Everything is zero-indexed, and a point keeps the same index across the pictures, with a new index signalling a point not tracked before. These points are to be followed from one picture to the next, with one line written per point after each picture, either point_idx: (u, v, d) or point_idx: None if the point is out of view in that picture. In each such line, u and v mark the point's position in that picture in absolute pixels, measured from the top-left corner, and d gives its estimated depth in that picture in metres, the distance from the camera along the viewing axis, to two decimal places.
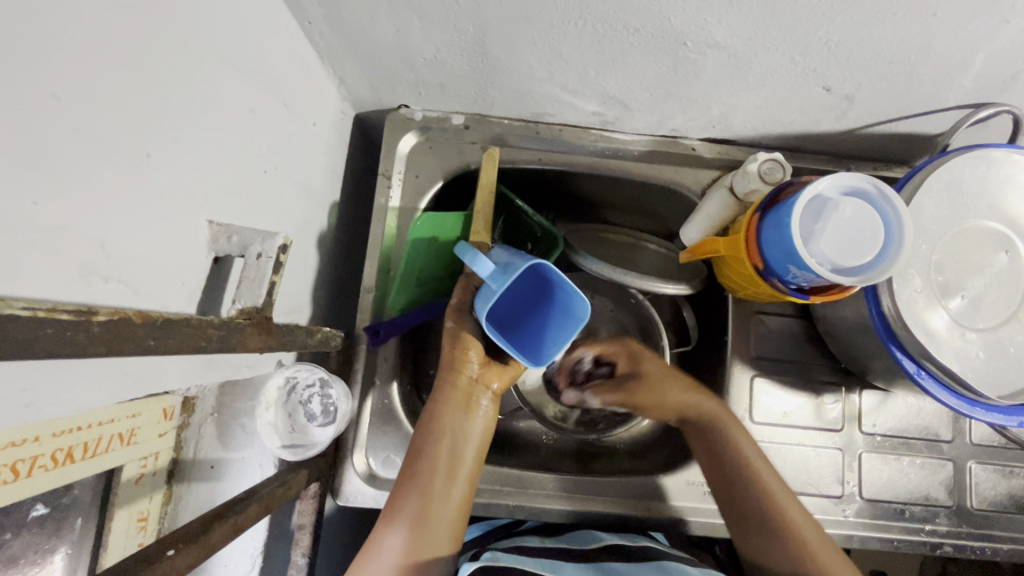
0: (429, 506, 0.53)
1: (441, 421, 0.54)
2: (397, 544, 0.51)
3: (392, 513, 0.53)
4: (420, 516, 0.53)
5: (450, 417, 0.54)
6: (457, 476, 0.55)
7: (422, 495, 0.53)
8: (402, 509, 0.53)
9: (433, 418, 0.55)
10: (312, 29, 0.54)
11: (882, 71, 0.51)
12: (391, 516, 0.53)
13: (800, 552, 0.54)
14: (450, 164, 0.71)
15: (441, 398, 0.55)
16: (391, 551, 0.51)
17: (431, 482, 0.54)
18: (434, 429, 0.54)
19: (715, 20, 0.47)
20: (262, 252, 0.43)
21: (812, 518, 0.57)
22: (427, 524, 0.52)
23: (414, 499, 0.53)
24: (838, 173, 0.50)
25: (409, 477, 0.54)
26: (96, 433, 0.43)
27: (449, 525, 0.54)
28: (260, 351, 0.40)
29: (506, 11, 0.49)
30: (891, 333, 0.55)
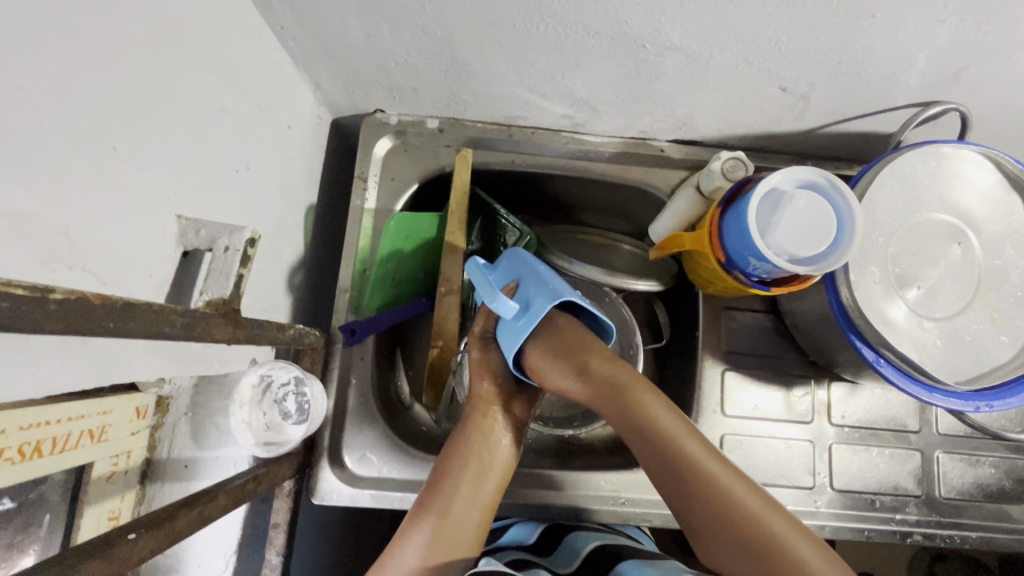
0: (451, 515, 0.53)
1: (471, 436, 0.58)
2: (413, 555, 0.51)
3: (411, 519, 0.53)
4: (441, 528, 0.52)
5: (476, 435, 0.58)
6: (484, 494, 0.55)
7: (445, 505, 0.53)
8: (421, 521, 0.53)
9: (460, 438, 0.58)
10: (285, 34, 0.56)
11: (832, 71, 0.54)
12: (411, 522, 0.53)
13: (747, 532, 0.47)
14: (425, 167, 0.72)
15: (473, 425, 0.58)
16: (409, 559, 0.51)
17: (454, 496, 0.54)
18: (463, 450, 0.57)
19: (670, 22, 0.49)
20: (229, 245, 0.44)
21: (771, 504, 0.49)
22: (448, 532, 0.52)
23: (436, 508, 0.53)
24: (790, 167, 0.52)
25: (429, 491, 0.55)
26: (66, 428, 0.43)
27: (468, 536, 0.53)
28: (227, 342, 0.41)
29: (471, 15, 0.51)
30: (850, 323, 0.57)
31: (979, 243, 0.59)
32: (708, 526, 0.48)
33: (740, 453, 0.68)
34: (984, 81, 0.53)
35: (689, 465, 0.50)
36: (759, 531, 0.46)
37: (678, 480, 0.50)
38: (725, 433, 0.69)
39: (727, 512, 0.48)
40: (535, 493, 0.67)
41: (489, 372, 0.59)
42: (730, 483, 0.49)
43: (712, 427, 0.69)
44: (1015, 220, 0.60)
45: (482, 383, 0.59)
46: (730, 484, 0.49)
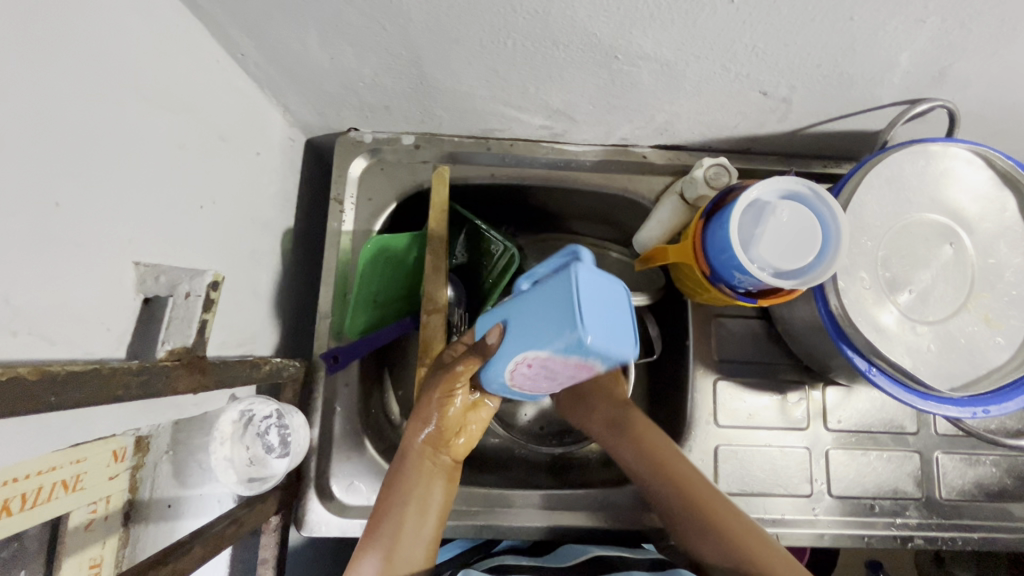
0: (398, 534, 0.52)
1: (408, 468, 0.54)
2: None
3: (362, 544, 0.52)
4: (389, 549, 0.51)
5: (423, 459, 0.54)
6: (430, 517, 0.54)
7: (393, 531, 0.52)
8: (372, 547, 0.51)
9: (403, 463, 0.55)
10: (246, 61, 0.54)
11: (813, 74, 0.52)
12: (363, 547, 0.52)
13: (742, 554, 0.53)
14: (403, 185, 0.71)
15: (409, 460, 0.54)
16: None
17: (403, 519, 0.53)
18: (405, 492, 0.53)
19: (641, 33, 0.47)
20: (191, 290, 0.44)
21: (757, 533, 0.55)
22: (397, 554, 0.52)
23: (384, 536, 0.52)
24: (771, 177, 0.51)
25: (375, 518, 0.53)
26: (37, 483, 0.39)
27: (416, 555, 0.53)
28: (193, 391, 0.40)
29: (435, 34, 0.49)
30: (840, 332, 0.56)
31: (970, 242, 0.58)
32: (697, 530, 0.57)
33: (735, 463, 0.67)
34: (973, 77, 0.51)
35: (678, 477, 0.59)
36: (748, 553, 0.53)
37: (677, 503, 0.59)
38: (719, 444, 0.68)
39: (718, 527, 0.56)
40: (525, 513, 0.66)
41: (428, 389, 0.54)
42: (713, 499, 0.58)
43: (706, 438, 0.68)
44: (1007, 218, 0.58)
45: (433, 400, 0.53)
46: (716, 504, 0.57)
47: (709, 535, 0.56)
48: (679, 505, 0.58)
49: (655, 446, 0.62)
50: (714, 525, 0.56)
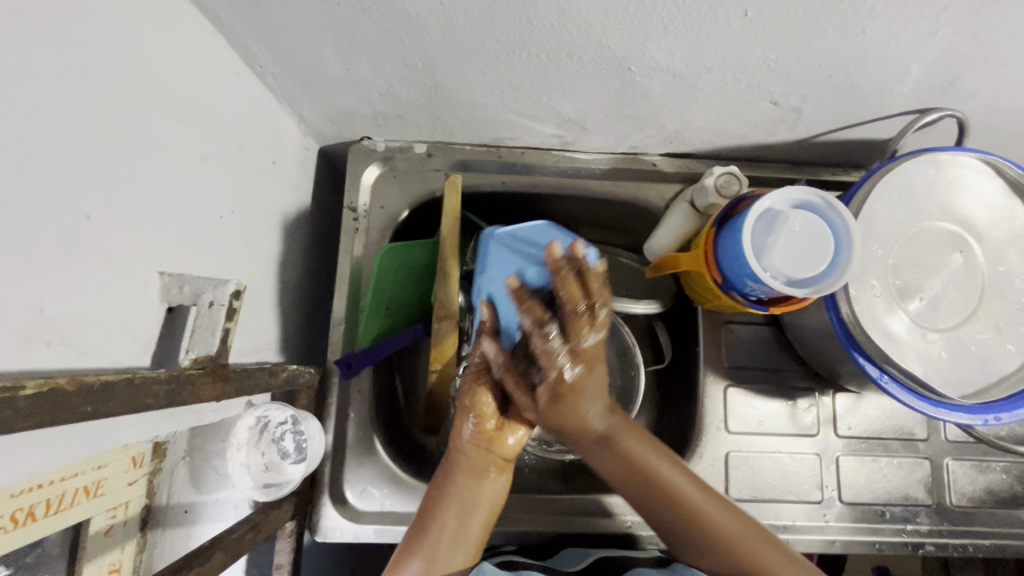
0: (445, 529, 0.53)
1: (457, 469, 0.56)
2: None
3: (406, 543, 0.53)
4: (434, 547, 0.52)
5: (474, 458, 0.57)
6: (479, 517, 0.55)
7: (440, 526, 0.53)
8: (418, 545, 0.52)
9: (452, 463, 0.57)
10: (264, 72, 0.55)
11: (824, 84, 0.53)
12: (409, 545, 0.52)
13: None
14: (415, 193, 0.72)
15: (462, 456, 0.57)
16: None
17: (448, 518, 0.54)
18: (452, 491, 0.55)
19: (655, 44, 0.48)
20: (214, 300, 0.45)
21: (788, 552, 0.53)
22: (443, 550, 0.52)
23: (430, 532, 0.53)
24: (785, 187, 0.51)
25: (423, 515, 0.54)
26: (60, 489, 0.40)
27: (464, 551, 0.53)
28: (217, 399, 0.41)
29: (451, 46, 0.50)
30: (852, 340, 0.56)
31: (980, 250, 0.58)
32: (690, 544, 0.55)
33: (746, 469, 0.68)
34: (982, 87, 0.52)
35: (679, 495, 0.55)
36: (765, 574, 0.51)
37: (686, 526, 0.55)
38: (730, 450, 0.68)
39: (717, 540, 0.54)
40: (538, 519, 0.67)
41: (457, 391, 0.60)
42: (707, 502, 0.55)
43: (716, 445, 0.68)
44: (1017, 226, 0.58)
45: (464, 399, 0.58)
46: (733, 527, 0.54)
47: (714, 555, 0.54)
48: (698, 534, 0.54)
49: (641, 454, 0.57)
50: (741, 559, 0.53)
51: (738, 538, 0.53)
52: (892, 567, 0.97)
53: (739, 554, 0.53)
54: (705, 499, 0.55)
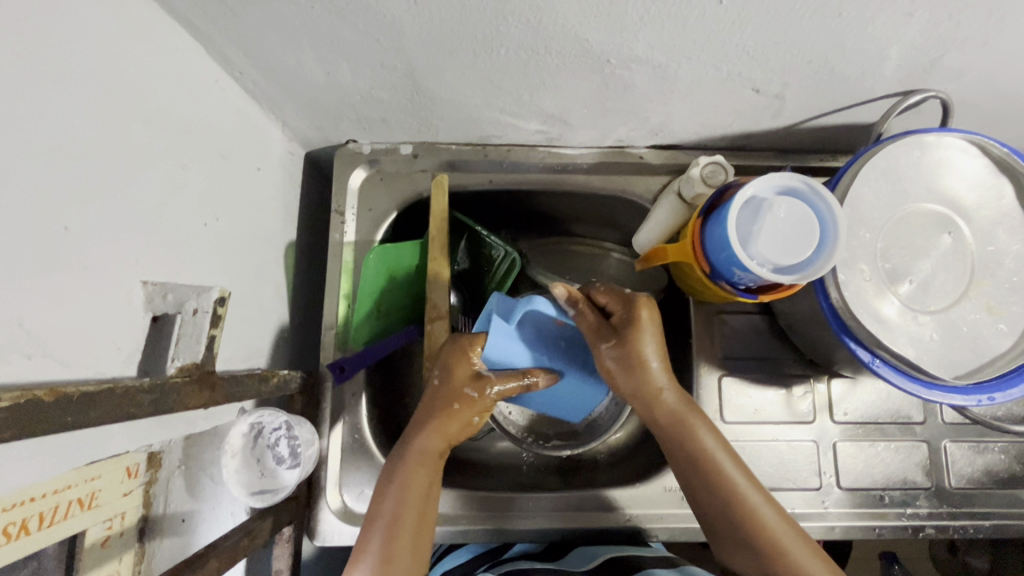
0: (400, 522, 0.53)
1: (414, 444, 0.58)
2: None
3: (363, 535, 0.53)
4: (390, 545, 0.52)
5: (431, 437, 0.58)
6: (426, 513, 0.55)
7: (393, 525, 0.53)
8: (369, 547, 0.52)
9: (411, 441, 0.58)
10: (245, 79, 0.55)
11: (804, 70, 0.53)
12: (361, 547, 0.52)
13: (770, 548, 0.52)
14: (402, 194, 0.72)
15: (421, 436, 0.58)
16: None
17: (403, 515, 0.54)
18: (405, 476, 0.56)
19: (632, 36, 0.48)
20: (198, 307, 0.43)
21: (797, 526, 0.54)
22: (398, 551, 0.52)
23: (381, 529, 0.53)
24: (768, 174, 0.51)
25: (372, 518, 0.54)
26: (53, 501, 0.40)
27: (414, 554, 0.53)
28: (205, 407, 0.41)
29: (430, 46, 0.50)
30: (842, 325, 0.56)
31: (969, 230, 0.58)
32: (736, 539, 0.54)
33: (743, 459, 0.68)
34: (963, 67, 0.52)
35: (702, 453, 0.56)
36: (776, 544, 0.52)
37: (710, 492, 0.55)
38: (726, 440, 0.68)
39: (767, 540, 0.52)
40: (537, 516, 0.67)
41: (445, 361, 0.58)
42: (750, 493, 0.55)
43: None
44: (1005, 205, 0.58)
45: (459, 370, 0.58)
46: (756, 500, 0.54)
47: (739, 538, 0.53)
48: (716, 498, 0.55)
49: (700, 434, 0.57)
50: (756, 533, 0.53)
51: (762, 514, 0.54)
52: (899, 551, 0.97)
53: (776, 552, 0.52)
54: (734, 469, 0.56)
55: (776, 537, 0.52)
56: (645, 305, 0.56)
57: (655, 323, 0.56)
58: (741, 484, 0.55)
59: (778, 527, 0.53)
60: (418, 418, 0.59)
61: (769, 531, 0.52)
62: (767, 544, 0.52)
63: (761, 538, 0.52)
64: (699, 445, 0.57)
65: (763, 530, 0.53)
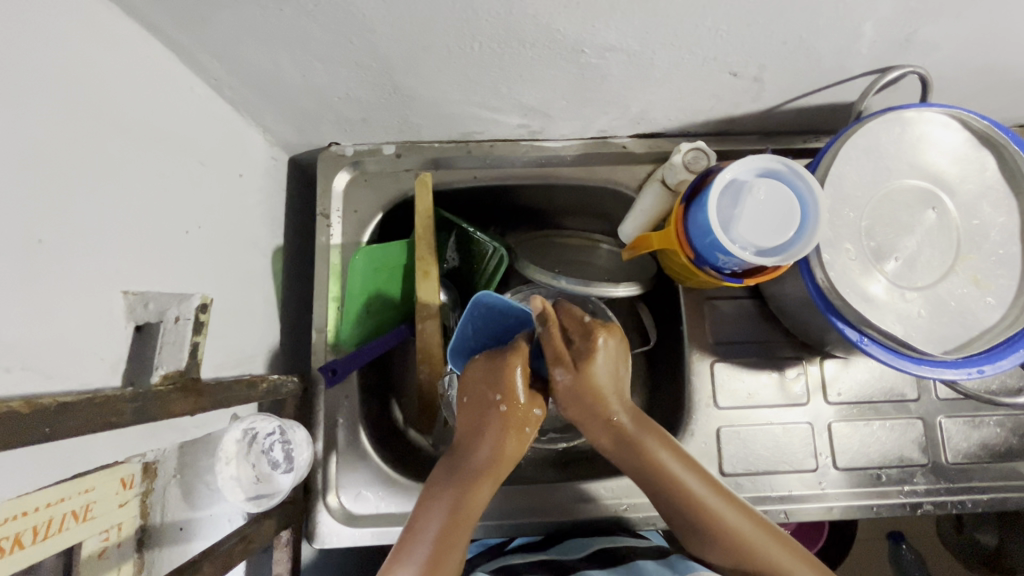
0: (454, 528, 0.50)
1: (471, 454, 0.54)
2: None
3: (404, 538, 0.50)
4: (440, 549, 0.48)
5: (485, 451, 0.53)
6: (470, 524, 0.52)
7: (450, 529, 0.50)
8: (414, 550, 0.48)
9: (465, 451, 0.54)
10: (221, 85, 0.55)
11: (780, 51, 0.52)
12: (402, 552, 0.48)
13: (736, 546, 0.53)
14: (387, 195, 0.72)
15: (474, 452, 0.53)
16: None
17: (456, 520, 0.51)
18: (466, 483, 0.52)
19: (605, 24, 0.48)
20: (179, 315, 0.45)
21: (757, 515, 0.55)
22: (446, 556, 0.48)
23: (428, 534, 0.49)
24: (747, 157, 0.51)
25: (413, 524, 0.50)
26: (48, 514, 0.40)
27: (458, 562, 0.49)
28: (192, 413, 0.41)
29: (403, 44, 0.50)
30: (829, 305, 0.56)
31: (953, 205, 0.58)
32: (700, 537, 0.55)
33: (738, 444, 0.68)
34: (940, 40, 0.52)
35: (653, 463, 0.56)
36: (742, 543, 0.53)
37: (667, 498, 0.56)
38: (721, 426, 0.68)
39: (729, 537, 0.53)
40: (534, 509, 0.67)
41: (488, 385, 0.54)
42: (704, 493, 0.55)
43: (707, 422, 0.68)
44: (988, 178, 0.58)
45: (518, 393, 0.53)
46: (713, 502, 0.55)
47: (706, 537, 0.54)
48: (675, 503, 0.56)
49: (653, 448, 0.56)
50: (714, 531, 0.54)
51: (721, 513, 0.54)
52: (906, 530, 0.97)
53: (740, 544, 0.53)
54: (689, 475, 0.56)
55: (743, 534, 0.53)
56: (603, 332, 0.56)
57: (613, 349, 0.56)
58: (697, 489, 0.55)
59: (738, 524, 0.54)
60: (470, 433, 0.54)
61: (730, 530, 0.54)
62: (740, 542, 0.53)
63: (720, 536, 0.54)
64: (651, 456, 0.56)
65: (723, 529, 0.54)
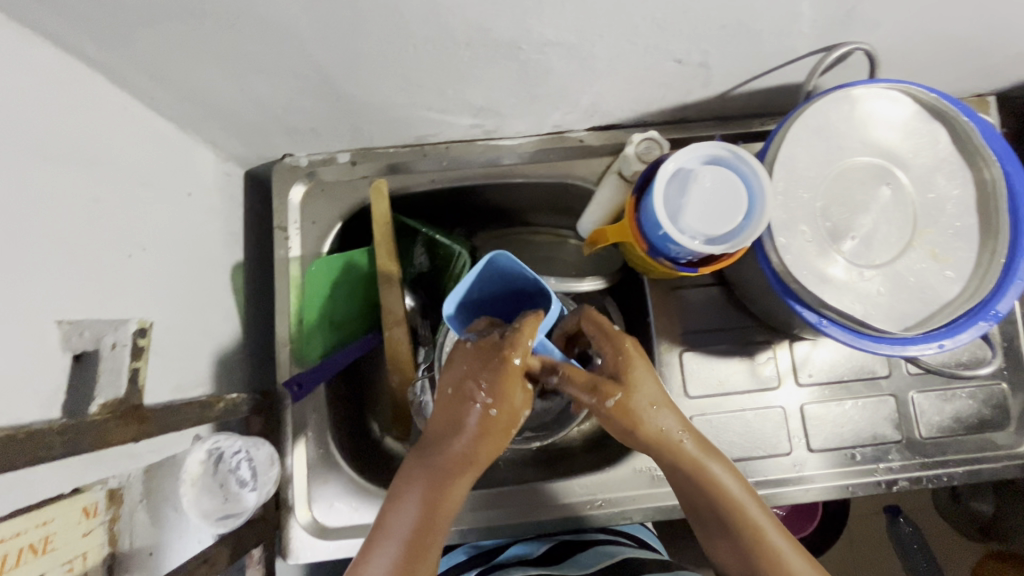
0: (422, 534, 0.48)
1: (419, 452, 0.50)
2: None
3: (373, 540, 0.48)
4: (409, 557, 0.47)
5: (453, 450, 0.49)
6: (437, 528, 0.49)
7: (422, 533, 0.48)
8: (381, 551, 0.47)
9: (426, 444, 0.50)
10: (158, 104, 0.54)
11: (721, 36, 0.52)
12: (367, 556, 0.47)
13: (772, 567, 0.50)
14: (345, 203, 0.71)
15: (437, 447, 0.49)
16: None
17: (419, 532, 0.48)
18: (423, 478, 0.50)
19: (537, 19, 0.47)
20: (116, 340, 0.45)
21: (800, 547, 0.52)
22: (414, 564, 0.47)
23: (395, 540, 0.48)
24: (692, 144, 0.50)
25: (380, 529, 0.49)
26: (7, 547, 0.39)
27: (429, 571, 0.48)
28: (137, 440, 0.41)
29: (336, 50, 0.49)
30: (786, 288, 0.55)
31: (907, 179, 0.58)
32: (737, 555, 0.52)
33: (710, 432, 0.67)
34: (880, 15, 0.51)
35: (712, 480, 0.52)
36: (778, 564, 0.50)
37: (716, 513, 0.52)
38: (692, 415, 0.68)
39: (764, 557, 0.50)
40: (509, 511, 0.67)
41: (472, 373, 0.48)
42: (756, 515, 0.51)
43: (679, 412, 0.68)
44: (941, 151, 0.58)
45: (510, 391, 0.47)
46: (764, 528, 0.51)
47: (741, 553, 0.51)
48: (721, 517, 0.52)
49: (714, 464, 0.53)
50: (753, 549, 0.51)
51: (767, 536, 0.51)
52: (902, 503, 0.97)
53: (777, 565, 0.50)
54: (744, 496, 0.52)
55: (778, 556, 0.50)
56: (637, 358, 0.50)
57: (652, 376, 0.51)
58: (751, 509, 0.52)
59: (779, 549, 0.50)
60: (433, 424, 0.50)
61: (768, 550, 0.50)
62: (772, 561, 0.50)
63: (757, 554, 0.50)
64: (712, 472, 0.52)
65: (764, 548, 0.50)
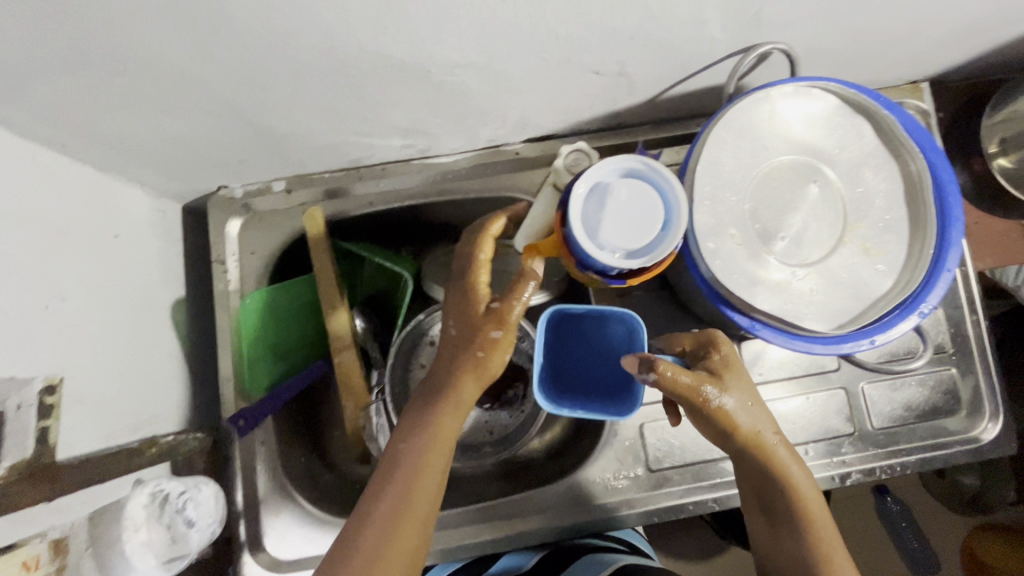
0: (396, 511, 0.49)
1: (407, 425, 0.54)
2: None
3: (354, 524, 0.50)
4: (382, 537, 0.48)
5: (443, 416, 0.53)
6: (423, 503, 0.50)
7: (387, 525, 0.49)
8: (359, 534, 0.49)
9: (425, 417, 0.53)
10: (71, 149, 0.53)
11: (632, 45, 0.51)
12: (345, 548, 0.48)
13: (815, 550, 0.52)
14: (283, 232, 0.71)
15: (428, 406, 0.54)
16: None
17: (391, 504, 0.50)
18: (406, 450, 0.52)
19: (439, 43, 0.46)
20: (21, 401, 0.46)
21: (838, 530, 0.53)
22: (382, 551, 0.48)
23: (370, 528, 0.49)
24: (605, 159, 0.50)
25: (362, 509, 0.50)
26: None
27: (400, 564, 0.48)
28: (41, 500, 0.46)
29: (242, 85, 0.48)
30: (717, 294, 0.55)
31: (835, 174, 0.58)
32: (796, 540, 0.53)
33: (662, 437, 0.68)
34: (789, 15, 0.51)
35: (778, 467, 0.53)
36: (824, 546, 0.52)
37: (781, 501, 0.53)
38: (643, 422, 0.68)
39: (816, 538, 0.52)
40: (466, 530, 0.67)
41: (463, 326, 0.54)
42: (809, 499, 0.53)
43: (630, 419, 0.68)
44: (866, 145, 0.58)
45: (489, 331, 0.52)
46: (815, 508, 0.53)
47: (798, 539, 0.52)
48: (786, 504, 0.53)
49: (783, 457, 0.53)
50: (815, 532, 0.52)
51: (818, 517, 0.53)
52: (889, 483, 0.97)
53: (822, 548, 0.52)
54: (803, 481, 0.53)
55: (823, 538, 0.52)
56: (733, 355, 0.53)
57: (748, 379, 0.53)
58: (807, 493, 0.53)
59: (825, 525, 0.53)
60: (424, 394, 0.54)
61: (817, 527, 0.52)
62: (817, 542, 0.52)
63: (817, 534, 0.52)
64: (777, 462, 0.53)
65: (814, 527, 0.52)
